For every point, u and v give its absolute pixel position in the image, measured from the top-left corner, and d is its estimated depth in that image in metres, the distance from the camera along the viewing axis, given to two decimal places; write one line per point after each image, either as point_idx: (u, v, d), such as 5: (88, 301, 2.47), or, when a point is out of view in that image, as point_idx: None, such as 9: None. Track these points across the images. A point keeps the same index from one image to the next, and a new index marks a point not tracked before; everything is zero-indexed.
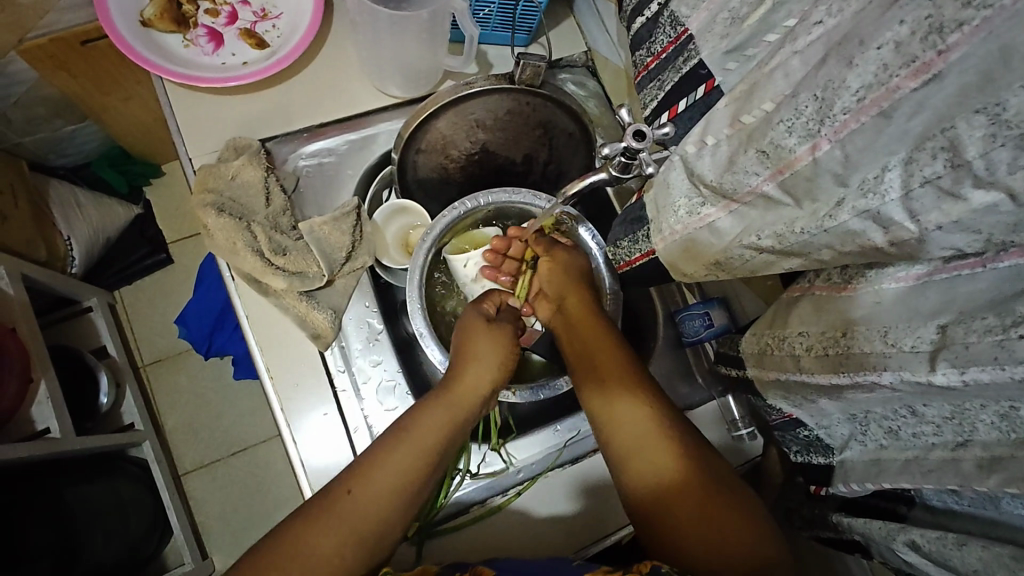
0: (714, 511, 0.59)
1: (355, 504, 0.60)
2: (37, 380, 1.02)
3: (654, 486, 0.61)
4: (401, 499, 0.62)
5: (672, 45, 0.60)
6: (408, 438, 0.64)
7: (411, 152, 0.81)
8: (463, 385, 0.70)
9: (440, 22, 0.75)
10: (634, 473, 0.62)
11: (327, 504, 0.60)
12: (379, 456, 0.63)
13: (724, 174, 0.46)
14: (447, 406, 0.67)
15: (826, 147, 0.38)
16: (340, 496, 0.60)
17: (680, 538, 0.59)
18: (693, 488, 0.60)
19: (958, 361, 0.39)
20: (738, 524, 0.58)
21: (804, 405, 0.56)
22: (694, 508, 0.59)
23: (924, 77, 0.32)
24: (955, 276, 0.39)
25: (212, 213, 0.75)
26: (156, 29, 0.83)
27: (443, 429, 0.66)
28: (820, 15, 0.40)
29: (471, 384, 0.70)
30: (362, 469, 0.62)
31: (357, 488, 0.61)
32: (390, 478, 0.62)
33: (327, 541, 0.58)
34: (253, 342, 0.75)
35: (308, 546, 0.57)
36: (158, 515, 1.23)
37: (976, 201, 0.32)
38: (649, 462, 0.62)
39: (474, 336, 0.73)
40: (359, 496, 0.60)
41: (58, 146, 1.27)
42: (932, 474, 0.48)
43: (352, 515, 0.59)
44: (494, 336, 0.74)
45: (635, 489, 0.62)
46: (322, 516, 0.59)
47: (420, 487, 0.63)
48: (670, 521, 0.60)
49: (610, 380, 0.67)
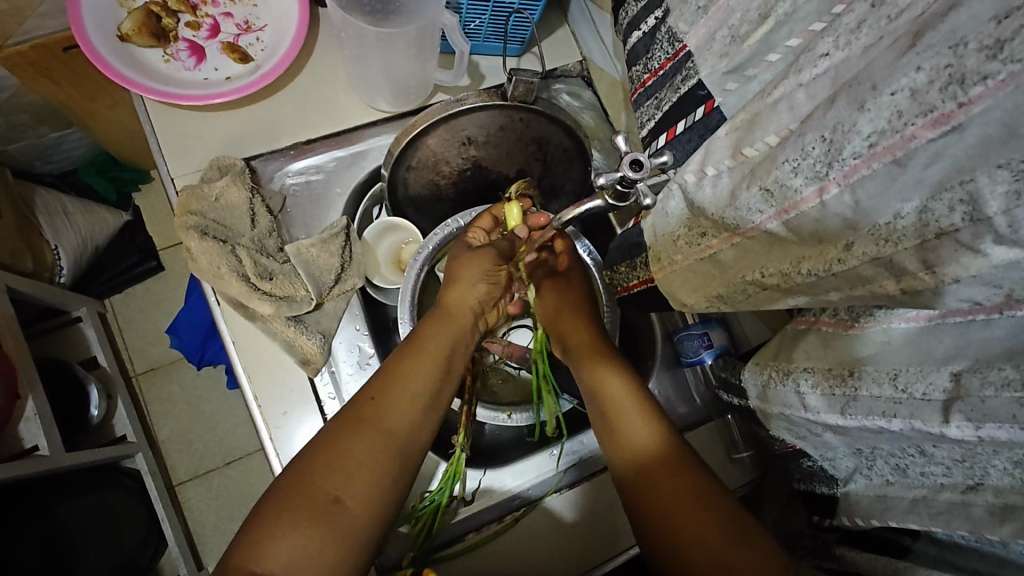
0: (706, 503, 0.59)
1: (383, 408, 0.60)
2: (24, 397, 0.99)
3: (641, 451, 0.64)
4: (423, 413, 0.62)
5: (670, 62, 0.57)
6: (421, 348, 0.66)
7: (401, 169, 0.78)
8: (454, 306, 0.72)
9: (429, 36, 0.72)
10: (625, 428, 0.66)
11: (356, 413, 0.60)
12: (397, 366, 0.63)
13: (726, 209, 0.44)
14: (446, 324, 0.70)
15: (835, 190, 0.35)
16: (364, 404, 0.60)
17: (672, 523, 0.59)
18: (673, 458, 0.62)
19: (972, 415, 0.37)
20: (730, 523, 0.57)
21: (808, 437, 0.55)
22: (679, 490, 0.60)
23: (944, 128, 0.30)
24: (969, 320, 0.38)
25: (195, 236, 0.73)
26: (134, 44, 0.80)
27: (448, 347, 0.67)
28: (827, 47, 0.38)
29: (460, 303, 0.72)
30: (381, 381, 0.63)
31: (380, 395, 0.61)
32: (410, 387, 0.62)
33: (361, 444, 0.57)
34: (240, 368, 0.73)
35: (345, 448, 0.57)
36: (152, 528, 1.21)
37: (996, 257, 0.30)
38: (642, 425, 0.65)
39: (466, 259, 0.74)
40: (383, 402, 0.60)
41: (44, 153, 1.24)
42: (940, 517, 0.46)
43: (380, 419, 0.59)
44: (476, 263, 0.73)
45: (625, 448, 0.65)
46: (355, 423, 0.59)
47: (435, 403, 0.64)
48: (669, 521, 0.59)
49: (596, 342, 0.74)
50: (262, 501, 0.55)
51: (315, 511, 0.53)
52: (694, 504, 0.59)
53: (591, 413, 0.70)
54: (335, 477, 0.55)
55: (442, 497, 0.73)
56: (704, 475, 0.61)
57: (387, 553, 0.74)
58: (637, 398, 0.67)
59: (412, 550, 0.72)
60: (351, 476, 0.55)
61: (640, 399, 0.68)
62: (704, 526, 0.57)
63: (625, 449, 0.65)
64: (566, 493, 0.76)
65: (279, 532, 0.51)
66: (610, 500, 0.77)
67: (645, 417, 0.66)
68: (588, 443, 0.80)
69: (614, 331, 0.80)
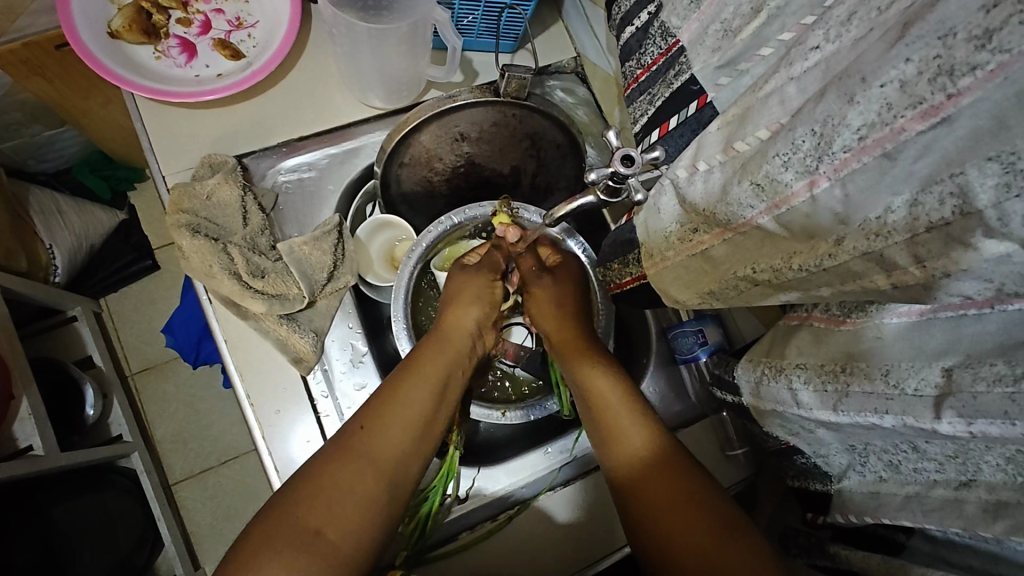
0: (706, 509, 0.58)
1: (371, 438, 0.60)
2: (18, 398, 0.98)
3: (636, 459, 0.63)
4: (414, 442, 0.62)
5: (663, 57, 0.57)
6: (413, 374, 0.65)
7: (394, 166, 0.78)
8: (449, 327, 0.72)
9: (421, 31, 0.72)
10: (619, 437, 0.65)
11: (345, 442, 0.59)
12: (390, 394, 0.63)
13: (718, 204, 0.44)
14: (441, 346, 0.70)
15: (825, 184, 0.35)
16: (354, 433, 0.60)
17: (671, 538, 0.58)
18: (667, 461, 0.62)
19: (964, 411, 0.37)
20: (735, 532, 0.56)
21: (802, 434, 0.55)
22: (679, 500, 0.59)
23: (933, 120, 0.29)
24: (960, 315, 0.37)
25: (186, 234, 0.72)
26: (125, 41, 0.80)
27: (442, 369, 0.67)
28: (818, 40, 0.38)
29: (457, 325, 0.72)
30: (373, 409, 0.62)
31: (370, 424, 0.61)
32: (401, 414, 0.62)
33: (347, 475, 0.57)
34: (232, 366, 0.73)
35: (331, 479, 0.57)
36: (147, 529, 1.18)
37: (988, 250, 0.30)
38: (638, 430, 0.65)
39: (461, 283, 0.76)
40: (373, 431, 0.60)
41: (37, 151, 1.24)
42: (934, 513, 0.46)
43: (369, 449, 0.59)
44: (475, 282, 0.76)
45: (622, 457, 0.64)
46: (343, 452, 0.58)
47: (428, 432, 0.63)
48: (662, 517, 0.59)
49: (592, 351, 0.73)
50: (246, 528, 0.55)
51: (296, 542, 0.52)
52: (686, 499, 0.59)
53: (586, 428, 0.69)
54: (318, 508, 0.55)
55: (435, 497, 0.73)
56: (704, 485, 0.60)
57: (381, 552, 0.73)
58: (631, 405, 0.66)
59: (404, 549, 0.71)
60: (335, 507, 0.55)
61: (634, 406, 0.66)
62: (696, 520, 0.57)
63: (620, 457, 0.64)
64: (560, 491, 0.76)
65: (260, 561, 0.51)
66: (605, 497, 0.76)
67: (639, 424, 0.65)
68: (582, 442, 0.80)
69: (608, 332, 0.80)
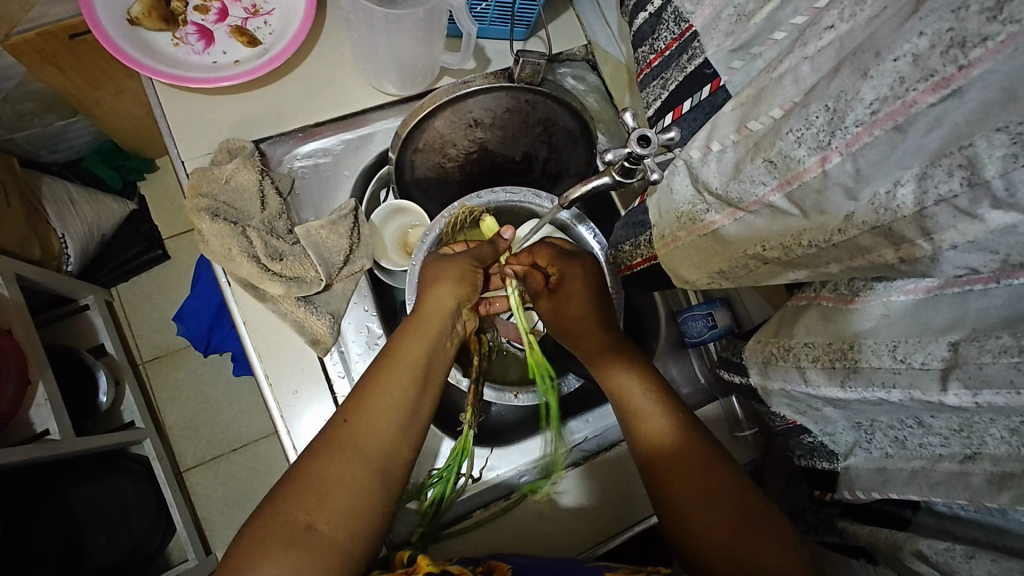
0: (719, 502, 0.59)
1: (353, 430, 0.61)
2: (35, 382, 1.00)
3: (656, 448, 0.64)
4: (399, 426, 0.62)
5: (676, 42, 0.58)
6: (393, 363, 0.66)
7: (408, 152, 0.79)
8: (428, 310, 0.71)
9: (437, 18, 0.73)
10: (637, 423, 0.66)
11: (329, 437, 0.61)
12: (370, 386, 0.64)
13: (730, 183, 0.45)
14: (421, 333, 0.69)
15: (837, 159, 0.36)
16: (338, 427, 0.61)
17: (691, 538, 0.59)
18: (676, 453, 0.63)
19: (970, 381, 0.39)
20: (753, 526, 0.57)
21: (808, 412, 0.57)
22: (697, 497, 0.60)
23: (944, 93, 0.30)
24: (967, 290, 0.39)
25: (206, 218, 0.74)
26: (145, 27, 0.81)
27: (424, 353, 0.67)
28: (832, 20, 0.39)
29: (436, 308, 0.71)
30: (357, 402, 0.63)
31: (352, 415, 0.62)
32: (384, 403, 0.63)
33: (335, 467, 0.58)
34: (250, 347, 0.74)
35: (317, 473, 0.58)
36: (161, 515, 1.22)
37: (994, 222, 0.31)
38: (653, 416, 0.66)
39: (436, 269, 0.74)
40: (356, 423, 0.61)
41: (50, 142, 1.25)
42: (940, 487, 0.48)
43: (352, 440, 0.60)
44: (451, 266, 0.74)
45: (639, 443, 0.65)
46: (328, 447, 0.60)
47: (414, 414, 0.64)
48: (678, 512, 0.60)
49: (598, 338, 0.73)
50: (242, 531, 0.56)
51: (287, 538, 0.54)
52: (710, 497, 0.60)
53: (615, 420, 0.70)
54: (310, 501, 0.56)
55: (449, 476, 0.74)
56: (718, 476, 0.61)
57: (396, 530, 0.75)
58: (645, 391, 0.68)
59: (421, 525, 0.73)
60: (326, 499, 0.56)
61: (650, 390, 0.68)
62: (711, 518, 0.58)
63: (642, 438, 0.65)
64: (571, 471, 0.78)
65: (256, 563, 0.53)
66: (614, 478, 0.78)
67: (655, 410, 0.66)
68: (593, 423, 0.82)
69: (620, 313, 0.80)
